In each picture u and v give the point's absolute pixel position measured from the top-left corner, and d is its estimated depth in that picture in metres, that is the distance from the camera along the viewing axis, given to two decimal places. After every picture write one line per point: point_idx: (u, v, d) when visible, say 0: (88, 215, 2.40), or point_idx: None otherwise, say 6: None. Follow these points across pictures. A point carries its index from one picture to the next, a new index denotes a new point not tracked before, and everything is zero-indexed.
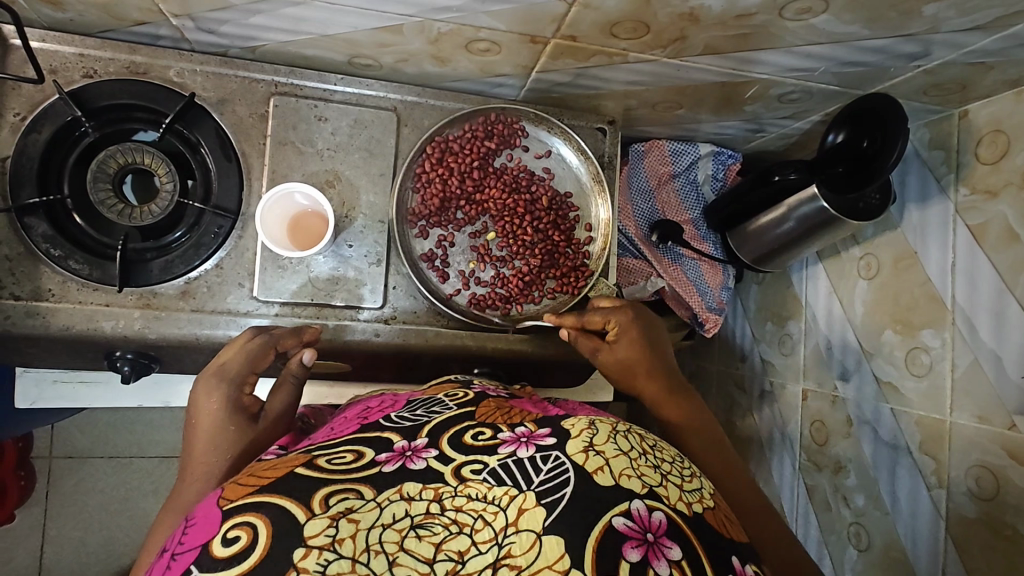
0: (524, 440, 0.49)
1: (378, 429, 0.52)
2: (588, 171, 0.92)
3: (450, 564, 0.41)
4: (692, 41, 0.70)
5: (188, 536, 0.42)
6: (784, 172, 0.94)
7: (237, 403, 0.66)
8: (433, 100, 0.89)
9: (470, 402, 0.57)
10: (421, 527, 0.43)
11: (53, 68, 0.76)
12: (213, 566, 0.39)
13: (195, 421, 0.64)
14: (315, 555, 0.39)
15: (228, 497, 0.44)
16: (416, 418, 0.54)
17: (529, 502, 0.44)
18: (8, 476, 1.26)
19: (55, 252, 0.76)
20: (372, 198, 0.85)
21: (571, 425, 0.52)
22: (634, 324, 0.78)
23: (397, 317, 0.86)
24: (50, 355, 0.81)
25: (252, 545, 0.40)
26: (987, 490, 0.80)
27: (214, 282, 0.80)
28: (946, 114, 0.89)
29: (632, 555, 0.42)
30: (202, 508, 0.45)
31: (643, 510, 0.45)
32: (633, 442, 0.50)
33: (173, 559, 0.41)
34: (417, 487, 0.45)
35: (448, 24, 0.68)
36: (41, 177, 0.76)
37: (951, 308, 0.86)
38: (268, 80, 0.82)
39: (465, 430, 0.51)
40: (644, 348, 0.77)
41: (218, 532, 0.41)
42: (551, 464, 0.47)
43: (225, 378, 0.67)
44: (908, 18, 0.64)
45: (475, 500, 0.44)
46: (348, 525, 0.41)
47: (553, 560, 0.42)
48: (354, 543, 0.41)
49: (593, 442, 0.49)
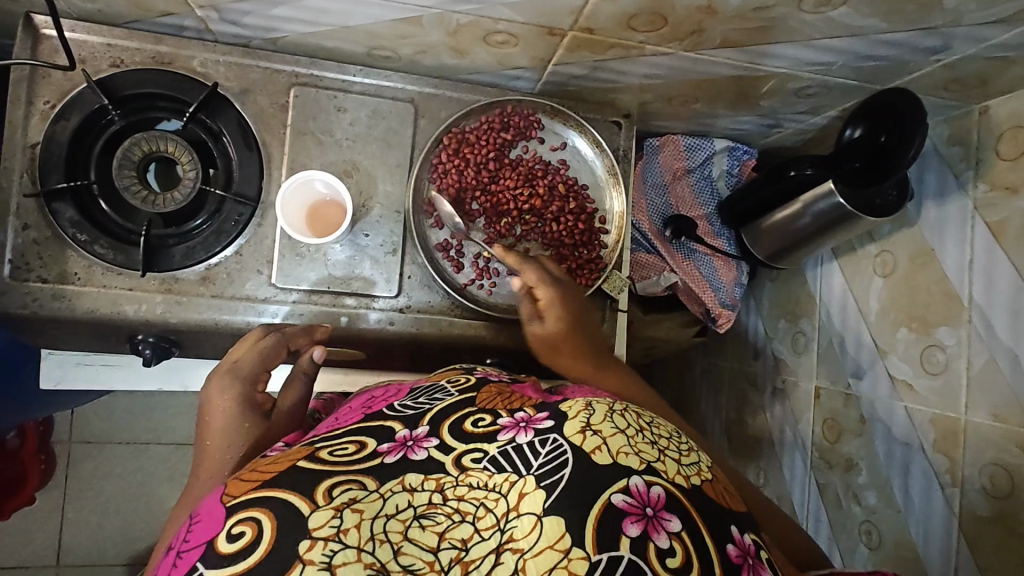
0: (523, 426, 0.50)
1: (382, 418, 0.54)
2: (604, 164, 0.93)
3: (453, 552, 0.42)
4: (710, 34, 0.70)
5: (193, 534, 0.43)
6: (800, 168, 0.94)
7: (250, 398, 0.68)
8: (450, 92, 0.89)
9: (472, 388, 0.58)
10: (424, 517, 0.44)
11: (83, 57, 0.78)
12: (220, 562, 0.40)
13: (208, 416, 0.65)
14: (320, 547, 0.40)
15: (232, 493, 0.45)
16: (418, 406, 0.55)
17: (529, 486, 0.45)
18: (31, 459, 1.29)
19: (81, 236, 0.78)
20: (389, 188, 0.87)
21: (569, 407, 0.52)
22: (563, 300, 0.79)
23: (412, 307, 0.87)
24: (73, 336, 0.84)
25: (257, 540, 0.41)
26: (1001, 489, 0.80)
27: (234, 269, 0.82)
28: (967, 110, 0.88)
29: (632, 530, 0.43)
30: (207, 505, 0.46)
31: (642, 486, 0.45)
32: (630, 420, 0.51)
33: (180, 557, 0.42)
34: (418, 478, 0.46)
35: (467, 15, 0.68)
36: (68, 164, 0.78)
37: (968, 305, 0.86)
38: (290, 71, 0.84)
39: (465, 417, 0.52)
40: (572, 325, 0.78)
41: (224, 528, 0.42)
42: (549, 447, 0.48)
43: (238, 376, 0.69)
44: (929, 12, 0.64)
45: (476, 488, 0.46)
46: (352, 516, 0.42)
47: (555, 540, 0.42)
48: (359, 533, 0.41)
49: (590, 422, 0.49)
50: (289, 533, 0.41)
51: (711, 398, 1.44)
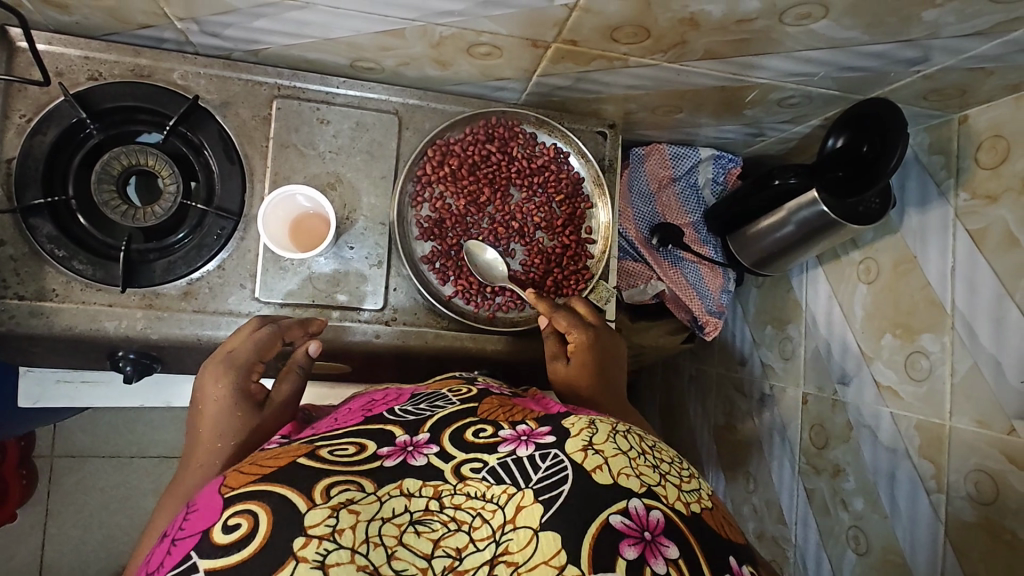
0: (524, 439, 0.49)
1: (382, 421, 0.53)
2: (589, 174, 0.93)
3: (447, 560, 0.42)
4: (692, 46, 0.71)
5: (189, 522, 0.43)
6: (785, 176, 0.93)
7: (243, 389, 0.66)
8: (434, 104, 0.89)
9: (474, 397, 0.57)
10: (420, 523, 0.43)
11: (59, 70, 0.77)
12: (214, 552, 0.39)
13: (202, 406, 0.65)
14: (314, 545, 0.39)
15: (231, 485, 0.44)
16: (419, 412, 0.54)
17: (527, 500, 0.45)
18: (10, 475, 1.26)
19: (59, 252, 0.77)
20: (373, 200, 0.86)
21: (571, 423, 0.51)
22: (592, 346, 0.80)
23: (398, 318, 0.86)
24: (53, 354, 0.83)
25: (253, 533, 0.40)
26: (985, 494, 0.81)
27: (216, 283, 0.81)
28: (946, 118, 0.89)
29: (629, 553, 0.43)
30: (204, 495, 0.45)
31: (641, 509, 0.45)
32: (632, 442, 0.50)
33: (175, 544, 0.42)
34: (416, 483, 0.45)
35: (449, 28, 0.68)
36: (46, 179, 0.77)
37: (950, 312, 0.87)
38: (272, 83, 0.83)
39: (466, 427, 0.51)
40: (595, 372, 0.78)
41: (219, 519, 0.41)
42: (549, 461, 0.47)
43: (234, 366, 0.67)
44: (908, 24, 0.64)
45: (474, 498, 0.45)
46: (349, 516, 0.42)
47: (550, 556, 0.42)
48: (353, 534, 0.41)
49: (592, 440, 0.49)
50: (278, 540, 0.39)
51: (698, 403, 1.44)
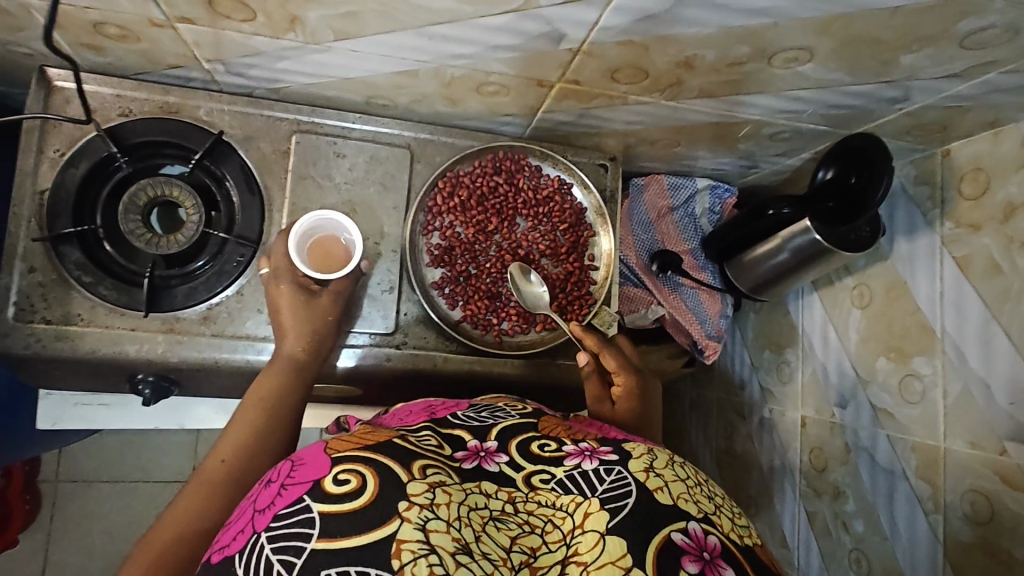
0: (587, 454, 0.53)
1: (450, 424, 0.56)
2: (592, 204, 0.98)
3: (523, 556, 0.46)
4: (688, 86, 0.75)
5: (298, 471, 0.46)
6: (779, 206, 0.98)
7: (297, 285, 0.80)
8: (444, 138, 0.94)
9: (532, 414, 0.60)
10: (499, 520, 0.47)
11: (93, 107, 0.82)
12: (327, 500, 0.43)
13: (273, 301, 0.79)
14: (417, 509, 0.43)
15: (335, 446, 0.48)
16: (483, 418, 0.58)
17: (593, 506, 0.48)
18: (14, 499, 1.27)
19: (86, 278, 0.80)
20: (386, 229, 0.90)
21: (632, 446, 0.54)
22: (638, 391, 0.82)
23: (407, 342, 0.89)
24: (74, 377, 0.85)
25: (362, 489, 0.44)
26: (982, 514, 0.83)
27: (234, 308, 0.84)
28: (930, 152, 0.94)
29: (690, 567, 0.45)
30: (308, 451, 0.48)
31: (699, 530, 0.47)
32: (689, 472, 0.53)
33: (283, 489, 0.45)
34: (493, 486, 0.50)
35: (461, 69, 0.73)
36: (76, 209, 0.81)
37: (940, 336, 0.90)
38: (291, 119, 0.88)
39: (531, 439, 0.55)
40: (640, 419, 0.80)
41: (331, 473, 0.45)
42: (613, 476, 0.50)
43: (280, 271, 0.80)
44: (888, 67, 0.69)
45: (544, 506, 0.49)
46: (443, 494, 0.45)
47: (617, 556, 0.45)
48: (448, 510, 0.44)
49: (653, 463, 0.52)
50: None
51: (699, 428, 1.46)
